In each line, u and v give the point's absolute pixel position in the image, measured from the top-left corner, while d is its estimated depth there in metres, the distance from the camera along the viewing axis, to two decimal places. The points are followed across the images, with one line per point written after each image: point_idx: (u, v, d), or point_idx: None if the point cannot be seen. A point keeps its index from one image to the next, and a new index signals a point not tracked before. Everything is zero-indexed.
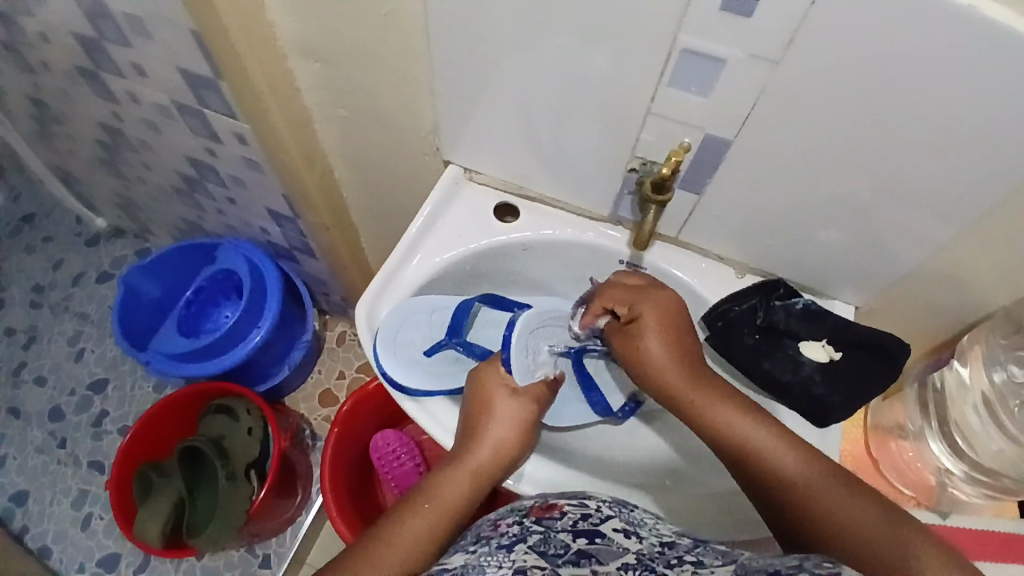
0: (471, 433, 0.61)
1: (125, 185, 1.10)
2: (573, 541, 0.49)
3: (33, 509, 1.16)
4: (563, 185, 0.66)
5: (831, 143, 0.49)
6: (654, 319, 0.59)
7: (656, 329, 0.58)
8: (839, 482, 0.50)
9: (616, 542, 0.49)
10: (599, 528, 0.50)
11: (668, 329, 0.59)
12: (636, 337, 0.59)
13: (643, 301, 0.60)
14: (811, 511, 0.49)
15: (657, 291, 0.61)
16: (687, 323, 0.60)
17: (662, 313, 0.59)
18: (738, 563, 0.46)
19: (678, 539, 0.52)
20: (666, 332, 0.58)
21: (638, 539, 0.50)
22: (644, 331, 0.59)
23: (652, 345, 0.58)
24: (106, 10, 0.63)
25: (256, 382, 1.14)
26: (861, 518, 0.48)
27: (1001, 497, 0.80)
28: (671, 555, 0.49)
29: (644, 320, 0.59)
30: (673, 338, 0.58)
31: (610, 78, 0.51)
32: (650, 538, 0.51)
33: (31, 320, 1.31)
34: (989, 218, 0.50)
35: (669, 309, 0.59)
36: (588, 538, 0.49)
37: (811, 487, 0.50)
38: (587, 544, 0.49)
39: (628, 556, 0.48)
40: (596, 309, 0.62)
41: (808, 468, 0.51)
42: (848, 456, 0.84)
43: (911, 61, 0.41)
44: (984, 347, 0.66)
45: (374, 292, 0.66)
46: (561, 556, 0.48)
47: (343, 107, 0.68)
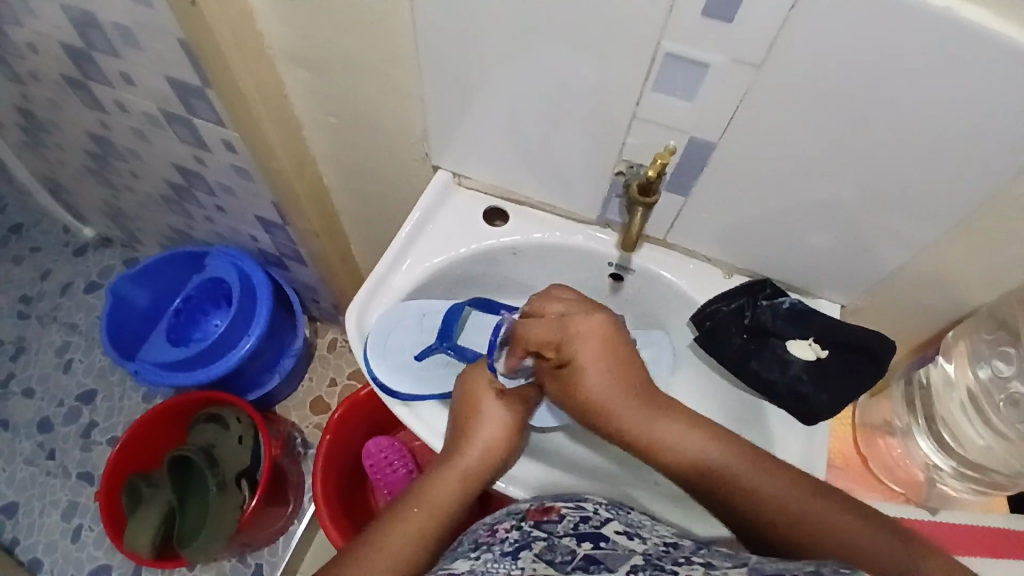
0: (461, 433, 0.62)
1: (113, 194, 1.09)
2: (579, 547, 0.48)
3: (21, 522, 1.15)
4: (551, 189, 0.66)
5: (815, 144, 0.50)
6: (586, 359, 0.58)
7: (590, 365, 0.57)
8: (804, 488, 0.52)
9: (620, 544, 0.49)
10: (601, 530, 0.50)
11: (604, 362, 0.58)
12: (573, 377, 0.58)
13: (572, 338, 0.58)
14: (782, 523, 0.50)
15: (587, 320, 0.59)
16: (620, 347, 0.59)
17: (594, 347, 0.58)
18: (747, 564, 0.44)
19: (680, 540, 0.51)
20: (602, 364, 0.58)
21: (641, 540, 0.50)
22: (579, 372, 0.58)
23: (589, 384, 0.57)
24: (94, 20, 0.63)
25: (247, 390, 1.13)
26: (829, 523, 0.49)
27: (990, 492, 0.79)
28: (678, 555, 0.48)
29: (577, 359, 0.58)
30: (612, 368, 0.58)
31: (598, 83, 0.51)
32: (652, 538, 0.51)
33: (19, 331, 1.30)
34: (971, 217, 0.51)
35: (600, 342, 0.58)
36: (592, 541, 0.49)
37: (780, 499, 0.51)
38: (593, 547, 0.48)
39: (634, 557, 0.47)
40: (520, 353, 0.60)
41: (774, 481, 0.52)
42: (837, 454, 0.85)
43: (891, 64, 0.42)
44: (968, 343, 0.67)
45: (364, 297, 0.66)
46: (569, 563, 0.46)
47: (333, 114, 0.68)
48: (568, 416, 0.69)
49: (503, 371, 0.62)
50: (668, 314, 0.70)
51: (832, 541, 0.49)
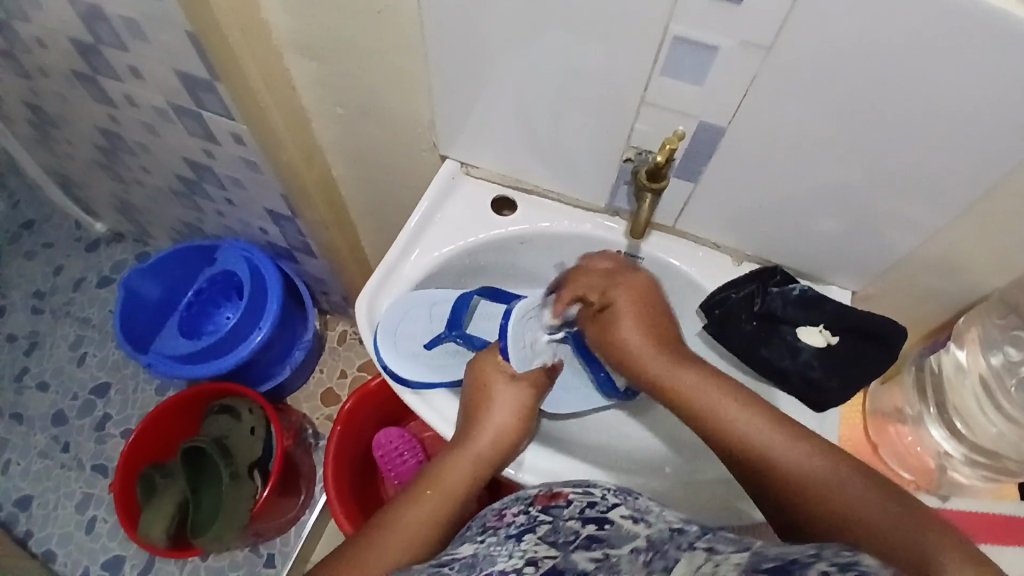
0: (471, 418, 0.62)
1: (124, 188, 1.10)
2: (583, 528, 0.48)
3: (38, 514, 1.16)
4: (559, 177, 0.66)
5: (824, 128, 0.49)
6: (625, 304, 0.63)
7: (627, 311, 0.63)
8: (815, 450, 0.52)
9: (625, 527, 0.49)
10: (607, 515, 0.49)
11: (638, 312, 0.63)
12: (610, 321, 0.63)
13: (614, 286, 0.64)
14: (789, 483, 0.51)
15: (629, 277, 0.64)
16: (656, 304, 0.64)
17: (633, 298, 0.63)
18: (751, 549, 0.46)
19: (688, 524, 0.50)
20: (636, 314, 0.63)
21: (647, 526, 0.49)
22: (617, 314, 0.63)
23: (624, 326, 0.62)
24: (102, 13, 0.63)
25: (258, 382, 1.14)
26: (835, 483, 0.49)
27: (1000, 479, 0.79)
28: (683, 538, 0.48)
29: (616, 304, 0.63)
30: (644, 320, 0.63)
31: (604, 68, 0.51)
32: (659, 524, 0.49)
33: (33, 325, 1.32)
34: (984, 199, 0.51)
35: (638, 294, 0.63)
36: (597, 524, 0.48)
37: (790, 456, 0.52)
38: (597, 530, 0.48)
39: (638, 540, 0.48)
40: (565, 299, 0.65)
41: (785, 440, 0.52)
42: (847, 439, 0.85)
43: (901, 46, 0.41)
44: (980, 329, 0.66)
45: (373, 286, 0.66)
46: (572, 543, 0.48)
47: (340, 105, 0.68)
48: (577, 402, 0.69)
49: (513, 352, 0.63)
50: (678, 302, 0.70)
51: (841, 501, 0.48)
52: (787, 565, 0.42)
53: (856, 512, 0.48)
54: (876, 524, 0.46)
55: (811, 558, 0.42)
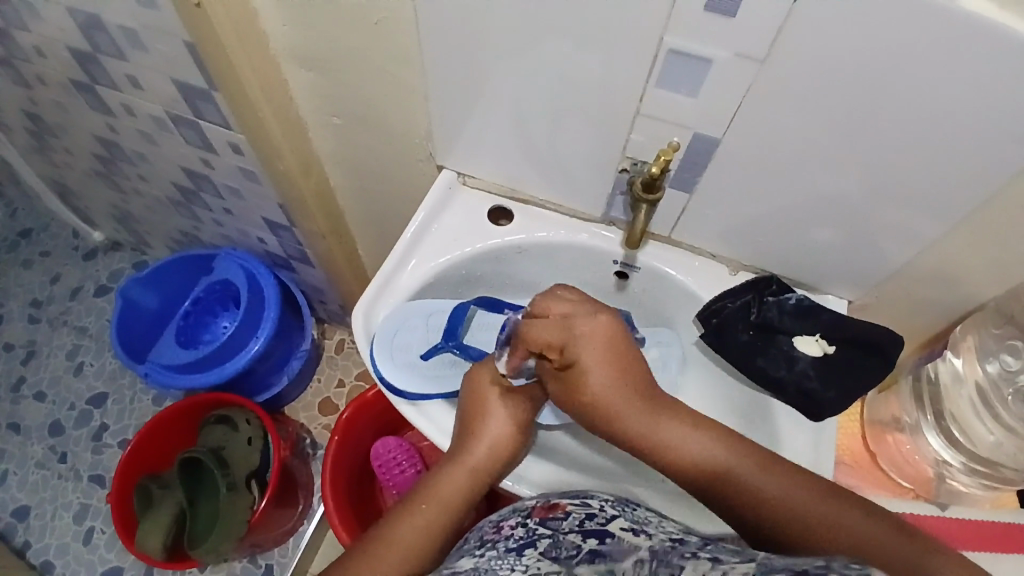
0: (468, 428, 0.62)
1: (122, 198, 1.10)
2: (584, 542, 0.48)
3: (34, 525, 1.16)
4: (556, 187, 0.66)
5: (820, 137, 0.49)
6: (589, 357, 0.57)
7: (594, 364, 0.57)
8: (803, 482, 0.51)
9: (625, 540, 0.49)
10: (606, 527, 0.50)
11: (607, 362, 0.57)
12: (575, 376, 0.58)
13: (574, 337, 0.58)
14: (779, 518, 0.50)
15: (590, 323, 0.58)
16: (624, 349, 0.58)
17: (596, 350, 0.57)
18: (756, 561, 0.42)
19: (688, 536, 0.50)
20: (603, 365, 0.57)
21: (647, 536, 0.50)
22: (582, 369, 0.57)
23: (591, 382, 0.57)
24: (101, 24, 0.63)
25: (255, 391, 1.14)
26: (828, 515, 0.49)
27: (999, 487, 0.78)
28: (683, 548, 0.47)
29: (580, 360, 0.57)
30: (615, 369, 0.57)
31: (600, 80, 0.51)
32: (659, 534, 0.50)
33: (30, 334, 1.32)
34: (978, 209, 0.51)
35: (604, 342, 0.58)
36: (598, 537, 0.49)
37: (780, 491, 0.51)
38: (598, 543, 0.48)
39: (638, 552, 0.47)
40: (521, 352, 0.60)
41: (772, 475, 0.52)
42: (845, 450, 0.84)
43: (894, 57, 0.42)
44: (976, 338, 0.66)
45: (369, 296, 0.66)
46: (574, 556, 0.47)
47: (337, 115, 0.68)
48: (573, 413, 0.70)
49: (512, 361, 0.62)
50: (674, 311, 0.70)
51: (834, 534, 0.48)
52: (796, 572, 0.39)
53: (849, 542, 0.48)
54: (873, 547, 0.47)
55: (818, 568, 0.38)
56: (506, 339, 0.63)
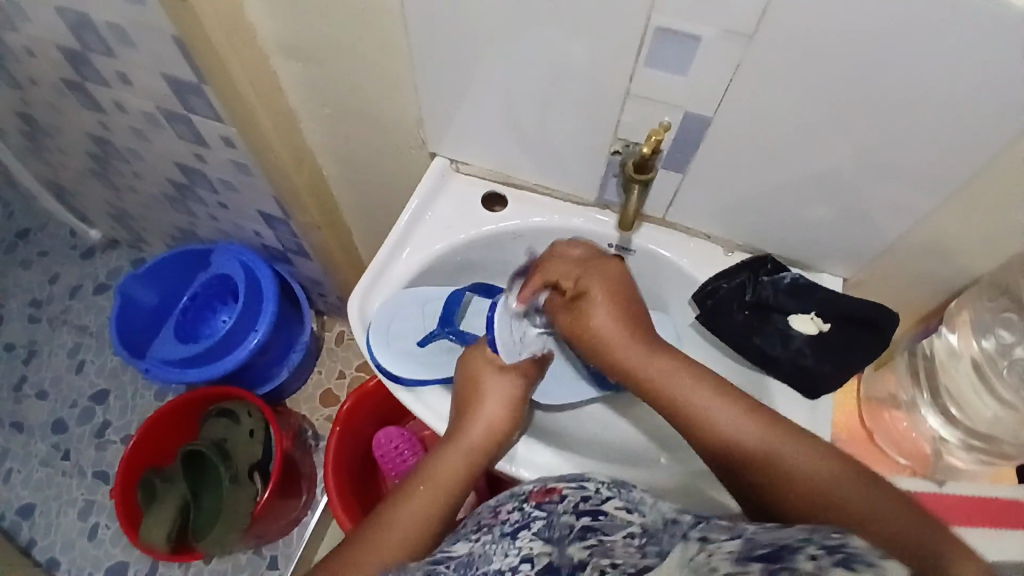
0: (464, 412, 0.62)
1: (116, 194, 1.10)
2: (577, 521, 0.48)
3: (39, 522, 1.16)
4: (549, 171, 0.66)
5: (810, 114, 0.49)
6: (599, 294, 0.61)
7: (598, 303, 0.61)
8: (792, 434, 0.52)
9: (618, 519, 0.48)
10: (600, 508, 0.49)
11: (611, 303, 0.61)
12: (581, 315, 0.61)
13: (589, 273, 0.62)
14: (779, 468, 0.51)
15: (602, 264, 0.63)
16: (630, 293, 0.62)
17: (607, 287, 0.61)
18: (743, 536, 0.43)
19: (681, 515, 0.48)
20: (608, 304, 0.61)
21: (642, 514, 0.48)
22: (589, 307, 0.61)
23: (593, 319, 0.60)
24: (88, 20, 0.63)
25: (256, 384, 1.14)
26: (803, 462, 0.50)
27: (997, 463, 0.79)
28: (677, 528, 0.47)
29: (592, 293, 0.61)
30: (617, 312, 0.60)
31: (588, 62, 0.51)
32: (656, 512, 0.48)
33: (29, 334, 1.32)
34: (970, 182, 0.51)
35: (613, 283, 0.62)
36: (592, 518, 0.48)
37: (788, 456, 0.51)
38: (591, 522, 0.47)
39: (632, 529, 0.46)
40: (535, 284, 0.64)
41: (777, 434, 0.52)
42: (841, 427, 0.83)
43: (881, 32, 0.41)
44: (971, 311, 0.66)
45: (364, 286, 0.66)
46: (567, 536, 0.47)
47: (328, 105, 0.68)
48: (570, 394, 0.70)
49: (501, 346, 0.63)
50: (670, 292, 0.70)
51: (804, 479, 0.50)
52: (779, 549, 0.40)
53: (817, 486, 0.49)
54: (839, 497, 0.48)
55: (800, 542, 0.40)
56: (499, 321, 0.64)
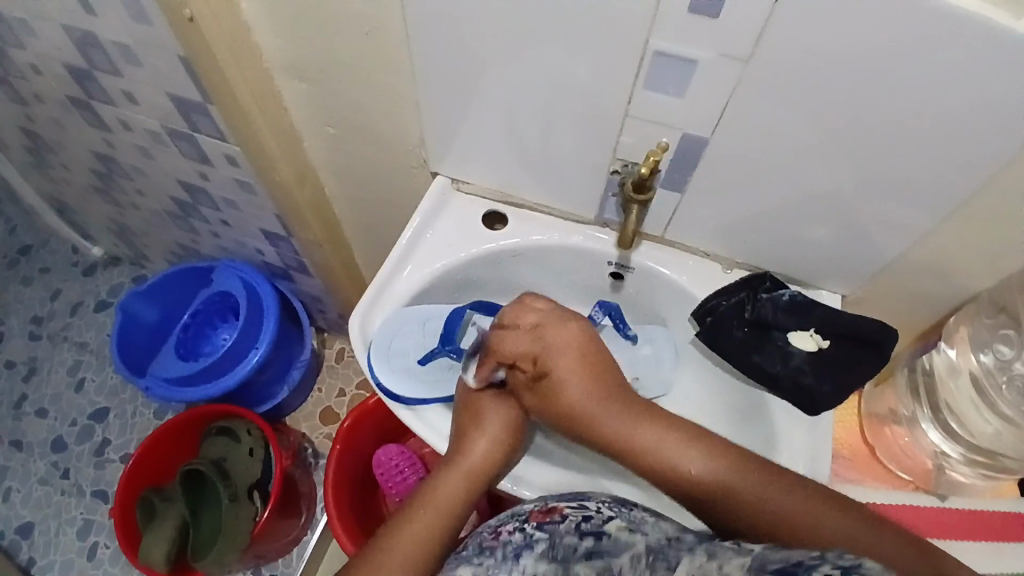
0: (463, 433, 0.62)
1: (119, 212, 1.11)
2: (580, 541, 0.49)
3: (37, 541, 1.16)
4: (549, 191, 0.67)
5: (807, 132, 0.50)
6: (564, 367, 0.59)
7: (566, 377, 0.58)
8: (796, 485, 0.51)
9: (621, 538, 0.49)
10: (603, 527, 0.51)
11: (579, 375, 0.58)
12: (551, 391, 0.59)
13: (548, 347, 0.60)
14: (778, 521, 0.49)
15: (561, 329, 0.60)
16: (596, 354, 0.60)
17: (571, 358, 0.59)
18: (753, 553, 0.43)
19: (685, 533, 0.50)
20: (576, 376, 0.58)
21: (643, 534, 0.50)
22: (557, 383, 0.59)
23: (563, 397, 0.58)
24: (96, 40, 0.64)
25: (256, 402, 1.14)
26: (816, 518, 0.49)
27: (998, 478, 0.79)
28: (681, 544, 0.48)
29: (554, 370, 0.59)
30: (587, 384, 0.58)
31: (588, 83, 0.52)
32: (655, 533, 0.50)
33: (31, 351, 1.32)
34: (966, 199, 0.52)
35: (576, 351, 0.59)
36: (594, 536, 0.49)
37: (784, 509, 0.49)
38: (595, 541, 0.49)
39: (637, 549, 0.48)
40: (490, 364, 0.62)
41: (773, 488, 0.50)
42: (844, 445, 0.85)
43: (876, 53, 0.42)
44: (970, 328, 0.67)
45: (365, 303, 0.67)
46: (571, 557, 0.47)
47: (331, 125, 0.69)
48: None
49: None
50: (669, 311, 0.71)
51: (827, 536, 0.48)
52: (792, 567, 0.40)
53: (844, 541, 0.47)
54: (856, 547, 0.47)
55: (814, 560, 0.40)
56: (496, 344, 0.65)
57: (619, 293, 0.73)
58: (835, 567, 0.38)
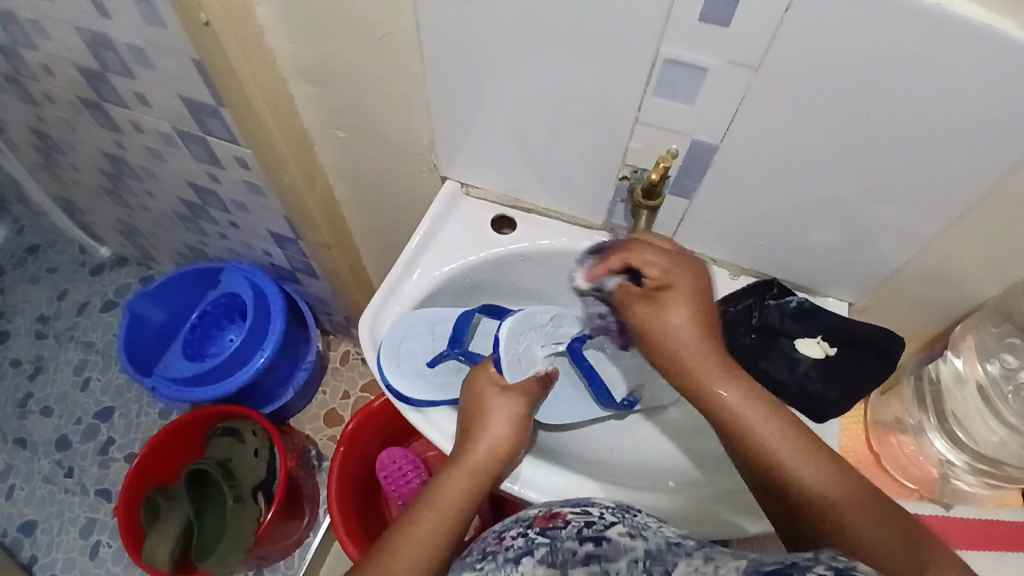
0: (468, 434, 0.61)
1: (128, 213, 1.12)
2: (581, 546, 0.49)
3: (41, 539, 1.16)
4: (558, 196, 0.68)
5: (815, 140, 0.50)
6: (685, 289, 0.54)
7: (683, 302, 0.53)
8: (871, 496, 0.45)
9: (622, 545, 0.49)
10: (604, 532, 0.50)
11: (695, 302, 0.53)
12: (661, 309, 0.53)
13: (675, 269, 0.55)
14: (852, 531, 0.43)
15: (689, 263, 0.56)
16: (712, 303, 0.55)
17: (692, 290, 0.54)
18: (749, 557, 0.43)
19: (685, 540, 0.50)
20: (692, 304, 0.53)
21: (644, 540, 0.49)
22: (671, 301, 0.53)
23: (673, 313, 0.53)
24: (110, 42, 0.65)
25: (262, 403, 1.15)
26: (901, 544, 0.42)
27: (1003, 486, 0.79)
28: (679, 550, 0.48)
29: (674, 292, 0.54)
30: (698, 316, 0.53)
31: (597, 90, 0.53)
32: (656, 538, 0.50)
33: (37, 350, 1.33)
34: (973, 207, 0.52)
35: (697, 288, 0.54)
36: (595, 542, 0.49)
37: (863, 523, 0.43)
38: (594, 547, 0.48)
39: (635, 555, 0.47)
40: (610, 267, 0.58)
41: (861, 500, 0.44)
42: (848, 450, 0.84)
43: (885, 61, 0.43)
44: (976, 337, 0.67)
45: (375, 305, 0.67)
46: (570, 561, 0.47)
47: (341, 128, 0.70)
48: (575, 414, 0.71)
49: (507, 366, 0.65)
50: None
51: (848, 520, 0.44)
52: (785, 567, 0.38)
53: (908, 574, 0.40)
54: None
55: (806, 561, 0.38)
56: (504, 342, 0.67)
57: None
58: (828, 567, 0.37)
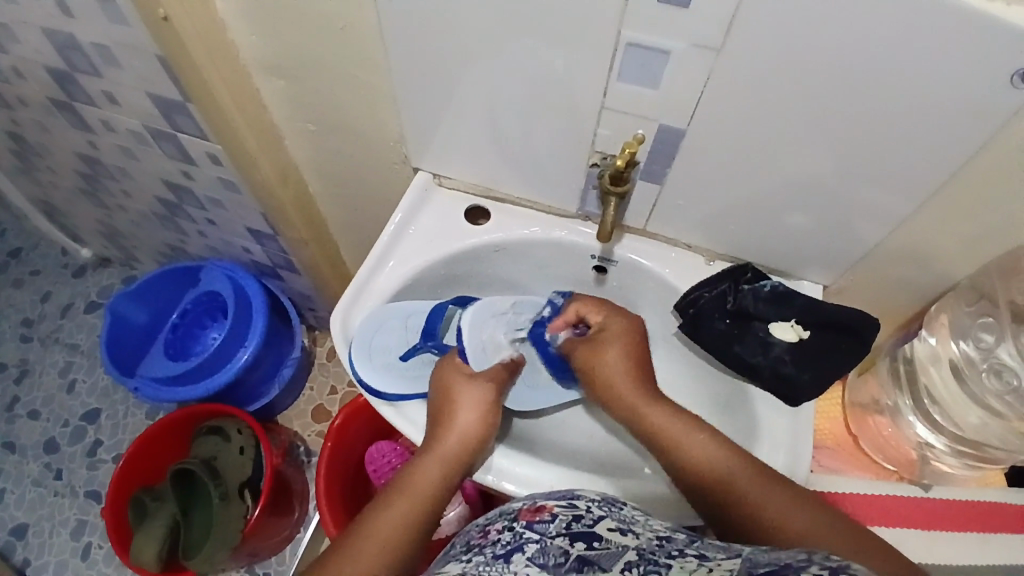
0: (437, 422, 0.61)
1: (107, 214, 1.11)
2: (572, 546, 0.44)
3: (31, 543, 1.15)
4: (531, 184, 0.67)
5: (784, 121, 0.50)
6: (618, 336, 0.65)
7: (616, 347, 0.65)
8: (799, 499, 0.52)
9: (613, 542, 0.45)
10: (594, 529, 0.46)
11: (627, 347, 0.65)
12: (598, 350, 0.65)
13: (612, 322, 0.66)
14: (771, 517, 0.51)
15: (626, 313, 0.68)
16: (643, 350, 0.66)
17: (624, 339, 0.65)
18: (742, 554, 0.42)
19: (674, 533, 0.47)
20: (625, 345, 0.65)
21: (634, 536, 0.46)
22: (607, 342, 0.65)
23: (609, 355, 0.64)
24: (76, 42, 0.64)
25: (246, 401, 1.14)
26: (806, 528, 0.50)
27: (982, 467, 0.80)
28: (671, 547, 0.45)
29: (606, 340, 0.65)
30: (630, 354, 0.65)
31: (566, 77, 0.52)
32: (646, 533, 0.47)
33: (22, 353, 1.32)
34: (943, 186, 0.52)
35: (630, 337, 0.65)
36: (586, 541, 0.44)
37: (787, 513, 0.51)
38: (586, 549, 0.43)
39: (628, 554, 0.43)
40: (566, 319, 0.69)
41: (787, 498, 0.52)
42: (828, 433, 0.86)
43: (847, 39, 0.42)
44: (950, 316, 0.67)
45: (347, 300, 0.66)
46: (562, 563, 0.42)
47: (311, 121, 0.69)
48: (541, 399, 0.71)
49: (471, 354, 0.66)
50: (652, 302, 0.71)
51: (765, 506, 0.52)
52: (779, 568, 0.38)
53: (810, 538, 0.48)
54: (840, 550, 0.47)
55: (801, 562, 0.38)
56: (466, 332, 0.67)
57: (603, 286, 0.73)
58: (821, 568, 0.36)
